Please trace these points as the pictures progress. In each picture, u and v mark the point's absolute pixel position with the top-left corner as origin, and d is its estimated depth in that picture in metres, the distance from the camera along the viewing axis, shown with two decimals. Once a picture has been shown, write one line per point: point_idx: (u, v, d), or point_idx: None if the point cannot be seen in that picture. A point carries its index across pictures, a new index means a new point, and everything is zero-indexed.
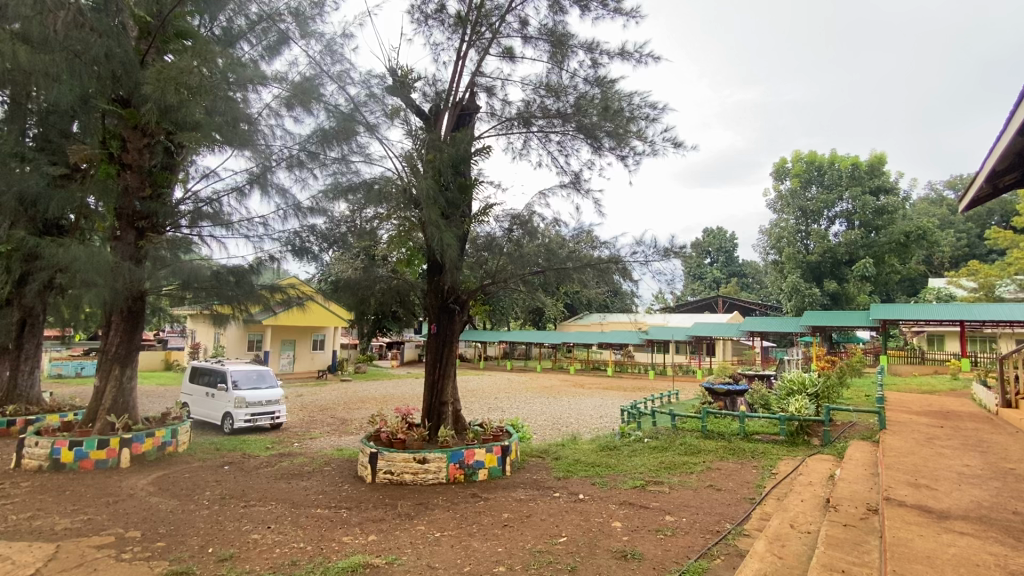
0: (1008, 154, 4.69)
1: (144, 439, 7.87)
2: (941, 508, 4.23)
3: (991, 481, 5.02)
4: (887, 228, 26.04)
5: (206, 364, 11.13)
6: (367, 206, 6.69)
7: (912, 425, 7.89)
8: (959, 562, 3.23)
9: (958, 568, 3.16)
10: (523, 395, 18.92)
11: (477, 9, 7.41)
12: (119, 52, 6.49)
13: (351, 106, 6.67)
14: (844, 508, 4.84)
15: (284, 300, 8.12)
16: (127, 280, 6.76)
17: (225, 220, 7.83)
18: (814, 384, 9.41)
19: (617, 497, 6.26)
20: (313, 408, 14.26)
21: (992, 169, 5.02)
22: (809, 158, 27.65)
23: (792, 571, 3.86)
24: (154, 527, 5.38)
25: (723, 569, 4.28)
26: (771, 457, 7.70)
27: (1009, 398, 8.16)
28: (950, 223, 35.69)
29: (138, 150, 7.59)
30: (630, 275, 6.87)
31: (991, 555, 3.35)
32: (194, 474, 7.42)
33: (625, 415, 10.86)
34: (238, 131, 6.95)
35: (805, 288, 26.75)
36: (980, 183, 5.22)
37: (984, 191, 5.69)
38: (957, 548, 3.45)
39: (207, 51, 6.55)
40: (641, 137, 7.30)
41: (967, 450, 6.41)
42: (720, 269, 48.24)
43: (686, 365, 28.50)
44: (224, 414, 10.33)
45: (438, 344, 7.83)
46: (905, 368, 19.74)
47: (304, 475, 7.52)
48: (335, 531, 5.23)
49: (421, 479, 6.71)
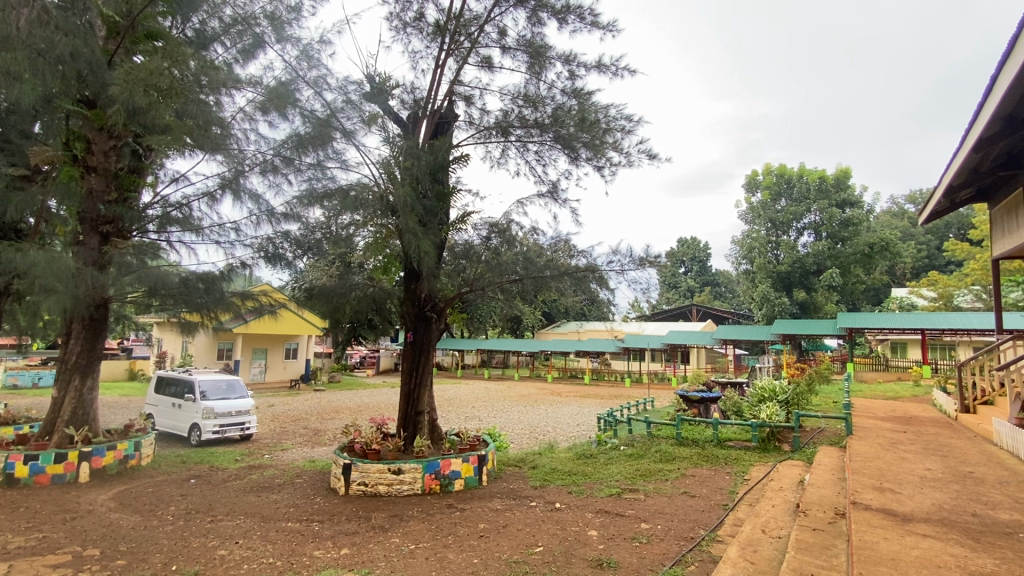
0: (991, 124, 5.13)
1: (104, 452, 7.56)
2: (905, 512, 4.36)
3: (951, 484, 5.22)
4: (852, 239, 26.90)
5: (173, 373, 10.74)
6: (343, 213, 6.52)
7: (878, 431, 8.12)
8: (922, 564, 3.33)
9: (922, 569, 3.26)
10: (502, 403, 18.82)
11: (455, 18, 7.47)
12: (85, 51, 6.28)
13: (327, 111, 6.65)
14: (813, 513, 4.96)
15: (255, 309, 7.90)
16: (89, 286, 6.54)
17: (195, 225, 7.63)
18: (785, 392, 9.69)
19: (594, 505, 6.28)
20: (285, 419, 13.89)
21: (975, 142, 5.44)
22: (780, 171, 28.39)
23: None
24: (114, 545, 5.16)
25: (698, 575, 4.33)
26: (744, 464, 7.85)
27: (967, 404, 8.46)
28: (911, 236, 37.22)
29: (104, 152, 7.43)
30: (607, 283, 7.01)
31: (953, 557, 3.47)
32: (158, 489, 7.15)
33: (600, 423, 10.92)
34: (209, 135, 6.79)
35: (774, 297, 27.74)
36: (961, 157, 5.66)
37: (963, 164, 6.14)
38: (919, 550, 3.57)
39: (178, 53, 6.10)
40: (616, 149, 7.44)
41: (928, 454, 6.68)
42: (693, 278, 49.30)
43: (661, 374, 29.01)
44: (192, 425, 9.98)
45: (414, 352, 7.79)
46: (870, 375, 20.42)
47: (275, 488, 7.33)
48: (306, 545, 5.11)
49: (396, 490, 6.63)
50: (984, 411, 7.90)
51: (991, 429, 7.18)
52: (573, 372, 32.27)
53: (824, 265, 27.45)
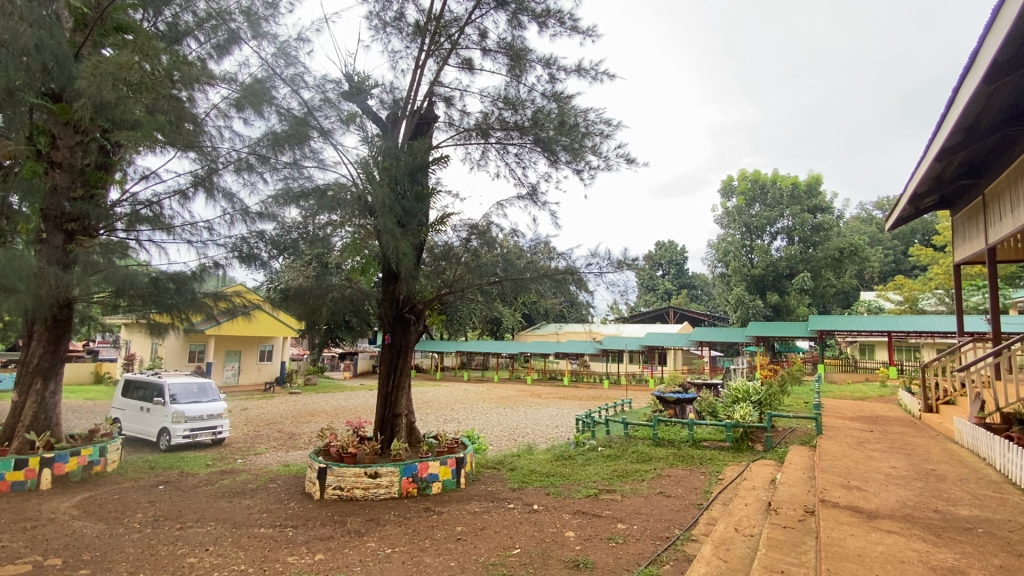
0: (956, 131, 5.38)
1: (67, 458, 7.29)
2: (871, 509, 4.50)
3: (914, 482, 5.42)
4: (823, 244, 27.66)
5: (140, 376, 10.42)
6: (319, 213, 6.40)
7: (846, 430, 8.36)
8: (886, 560, 3.45)
9: (886, 565, 3.37)
10: (482, 405, 18.79)
11: (436, 19, 7.44)
12: (51, 43, 6.01)
13: (304, 110, 6.56)
14: (784, 511, 5.08)
15: (227, 309, 7.79)
16: (52, 286, 6.27)
17: (166, 224, 7.43)
18: (757, 393, 9.90)
19: (571, 506, 6.33)
20: (259, 422, 13.61)
21: (941, 150, 5.71)
22: (754, 177, 29.05)
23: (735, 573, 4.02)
24: (78, 554, 4.98)
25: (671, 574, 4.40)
26: (718, 463, 7.99)
27: (930, 404, 8.78)
28: (879, 241, 38.47)
29: (69, 147, 7.29)
30: (586, 286, 7.08)
31: (915, 551, 3.59)
32: (124, 495, 6.92)
33: (579, 425, 10.99)
34: (181, 131, 6.58)
35: (749, 300, 28.40)
36: (928, 164, 5.93)
37: (929, 172, 6.44)
38: (884, 546, 3.69)
39: (149, 46, 5.83)
40: (595, 152, 7.50)
41: (893, 453, 6.90)
42: (670, 281, 50.01)
43: (638, 375, 29.36)
44: (160, 430, 9.70)
45: (392, 355, 7.72)
46: (840, 376, 21.02)
47: (247, 494, 7.17)
48: (279, 551, 5.01)
49: (373, 494, 6.54)
50: (946, 411, 8.19)
51: (953, 428, 7.45)
52: (551, 374, 32.44)
53: (796, 269, 28.17)
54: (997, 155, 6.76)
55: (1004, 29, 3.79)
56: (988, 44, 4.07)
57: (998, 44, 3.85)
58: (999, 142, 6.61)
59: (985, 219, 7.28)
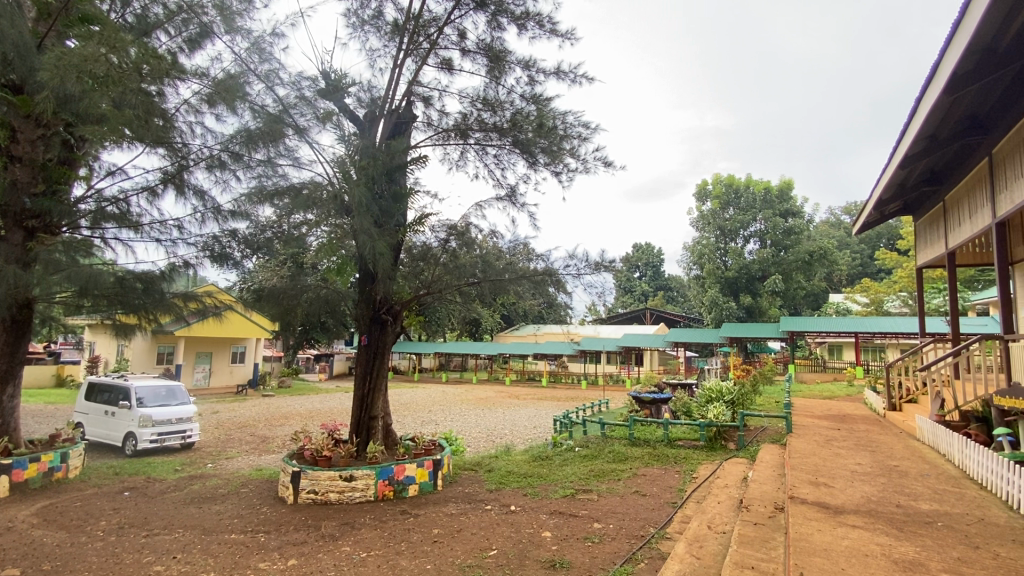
0: (919, 138, 5.58)
1: (26, 465, 7.01)
2: (837, 504, 4.65)
3: (879, 478, 5.60)
4: (794, 247, 28.36)
5: (105, 380, 10.02)
6: (294, 211, 6.26)
7: (815, 428, 8.59)
8: (851, 553, 3.56)
9: (850, 558, 3.49)
10: (467, 407, 18.71)
11: (414, 19, 7.38)
12: (11, 32, 5.76)
13: (279, 107, 6.43)
14: (755, 508, 5.20)
15: (199, 309, 7.50)
16: (9, 285, 6.00)
17: (134, 222, 7.20)
18: (730, 393, 10.11)
19: (548, 506, 6.36)
20: (231, 426, 13.27)
21: (905, 155, 5.91)
22: (728, 181, 29.60)
23: (708, 570, 4.08)
24: (36, 564, 4.79)
25: (646, 572, 4.46)
26: (692, 463, 8.12)
27: (894, 402, 9.10)
28: (847, 245, 39.77)
29: (31, 141, 6.94)
30: (564, 287, 7.09)
31: (878, 545, 3.72)
32: (87, 503, 6.66)
33: (556, 425, 11.02)
34: (150, 127, 6.25)
35: (722, 301, 28.98)
36: (894, 169, 6.14)
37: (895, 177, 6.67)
38: (849, 540, 3.81)
39: (116, 38, 5.59)
40: (573, 155, 7.53)
41: (859, 450, 7.12)
42: (647, 283, 50.71)
43: (613, 376, 29.64)
44: (127, 434, 9.38)
45: (368, 356, 7.62)
46: (809, 376, 21.60)
47: (218, 499, 6.98)
48: (251, 557, 4.91)
49: (348, 497, 6.46)
50: (909, 408, 8.51)
51: (914, 425, 7.76)
52: (530, 374, 32.56)
53: (768, 272, 28.82)
54: (957, 164, 7.04)
55: (962, 42, 3.98)
56: (951, 54, 4.25)
57: (961, 53, 4.03)
58: (958, 152, 6.88)
59: (945, 225, 7.58)
